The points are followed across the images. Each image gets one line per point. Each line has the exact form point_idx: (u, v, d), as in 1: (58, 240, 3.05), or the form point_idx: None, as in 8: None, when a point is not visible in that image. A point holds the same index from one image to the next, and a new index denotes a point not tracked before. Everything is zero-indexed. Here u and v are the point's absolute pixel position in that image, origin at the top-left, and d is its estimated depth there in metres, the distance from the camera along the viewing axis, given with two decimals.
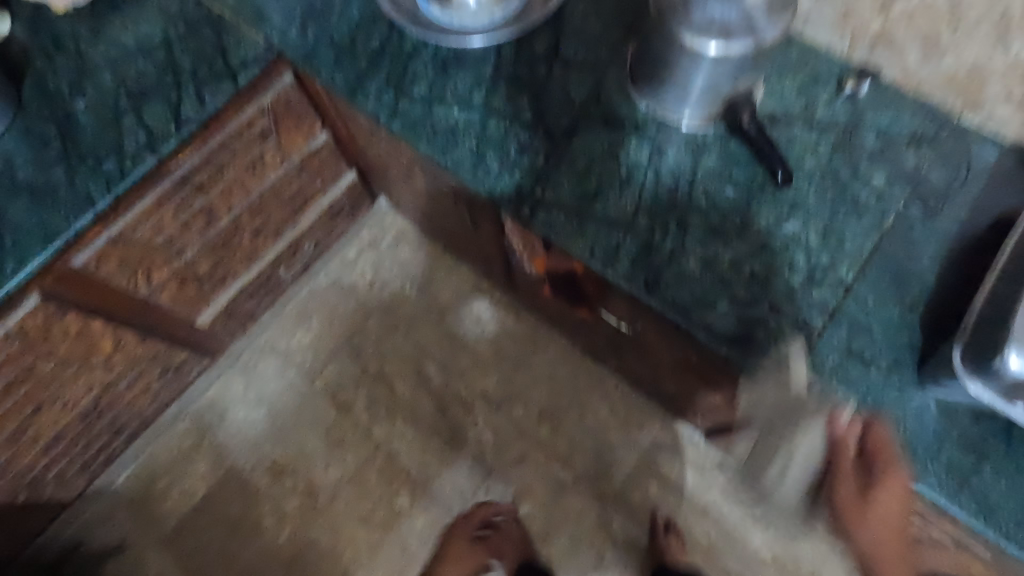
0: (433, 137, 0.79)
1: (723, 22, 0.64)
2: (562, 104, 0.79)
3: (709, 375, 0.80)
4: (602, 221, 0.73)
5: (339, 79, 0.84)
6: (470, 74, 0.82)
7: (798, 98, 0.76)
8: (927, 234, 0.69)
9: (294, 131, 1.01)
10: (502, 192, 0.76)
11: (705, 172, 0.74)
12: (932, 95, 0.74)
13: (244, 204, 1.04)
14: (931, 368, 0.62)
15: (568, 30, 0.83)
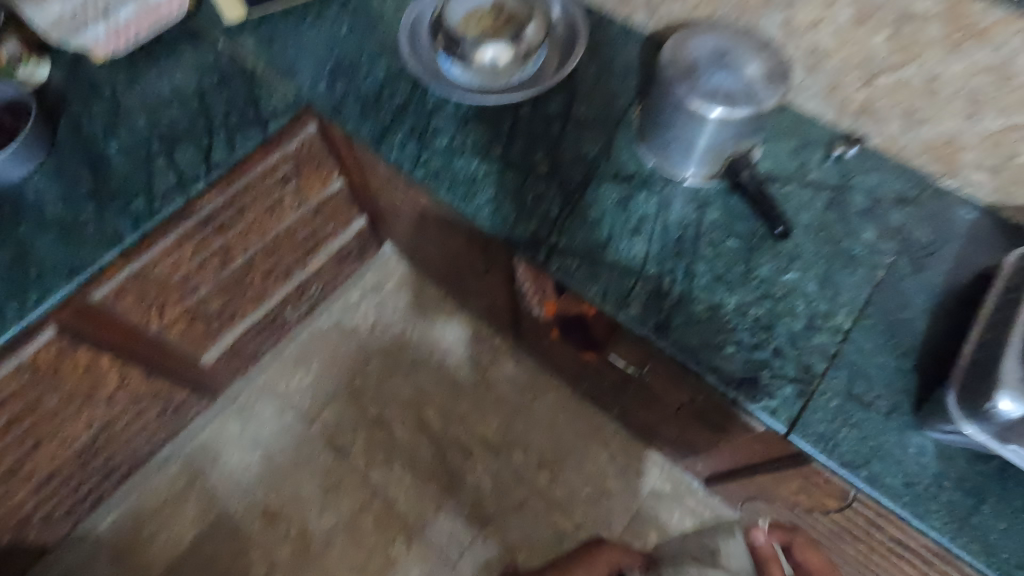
0: (453, 186, 0.84)
1: (726, 89, 0.71)
2: (575, 159, 0.85)
3: (713, 417, 0.82)
4: (614, 267, 0.77)
5: (365, 130, 0.89)
6: (489, 128, 0.88)
7: (793, 158, 0.84)
8: (916, 286, 0.74)
9: (314, 177, 1.06)
10: (518, 238, 0.80)
11: (710, 224, 0.79)
12: (913, 160, 0.81)
13: (260, 245, 1.06)
14: (928, 410, 0.66)
15: (580, 93, 0.90)
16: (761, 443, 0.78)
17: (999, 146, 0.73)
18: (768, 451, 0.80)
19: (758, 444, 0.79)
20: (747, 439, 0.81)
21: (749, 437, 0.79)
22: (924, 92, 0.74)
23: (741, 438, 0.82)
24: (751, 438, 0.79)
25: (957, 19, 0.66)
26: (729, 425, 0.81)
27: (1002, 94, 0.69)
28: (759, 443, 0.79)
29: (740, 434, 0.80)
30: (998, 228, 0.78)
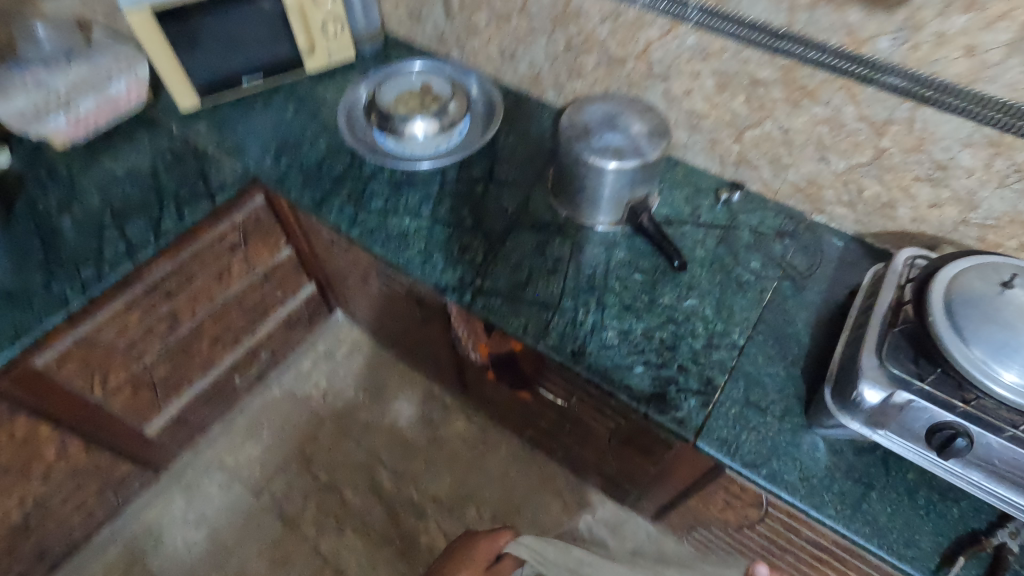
0: (387, 240, 0.92)
1: (616, 145, 0.84)
2: (497, 213, 0.95)
3: (640, 441, 0.88)
4: (533, 303, 0.85)
5: (306, 196, 0.98)
6: (420, 191, 0.98)
7: (686, 205, 0.96)
8: (799, 304, 0.85)
9: (262, 245, 1.13)
10: (446, 283, 0.88)
11: (617, 262, 0.89)
12: (786, 200, 0.95)
13: (208, 311, 1.11)
14: (814, 409, 0.73)
15: (500, 159, 1.02)
16: (683, 461, 0.83)
17: (848, 183, 0.86)
18: (691, 470, 0.85)
19: (682, 463, 0.84)
20: (671, 460, 0.86)
21: (672, 456, 0.84)
22: (782, 142, 0.88)
23: (667, 460, 0.87)
24: (675, 459, 0.84)
25: (792, 82, 0.81)
26: (653, 447, 0.86)
27: (840, 140, 0.83)
28: (682, 462, 0.84)
29: (664, 455, 0.85)
30: (863, 253, 0.90)
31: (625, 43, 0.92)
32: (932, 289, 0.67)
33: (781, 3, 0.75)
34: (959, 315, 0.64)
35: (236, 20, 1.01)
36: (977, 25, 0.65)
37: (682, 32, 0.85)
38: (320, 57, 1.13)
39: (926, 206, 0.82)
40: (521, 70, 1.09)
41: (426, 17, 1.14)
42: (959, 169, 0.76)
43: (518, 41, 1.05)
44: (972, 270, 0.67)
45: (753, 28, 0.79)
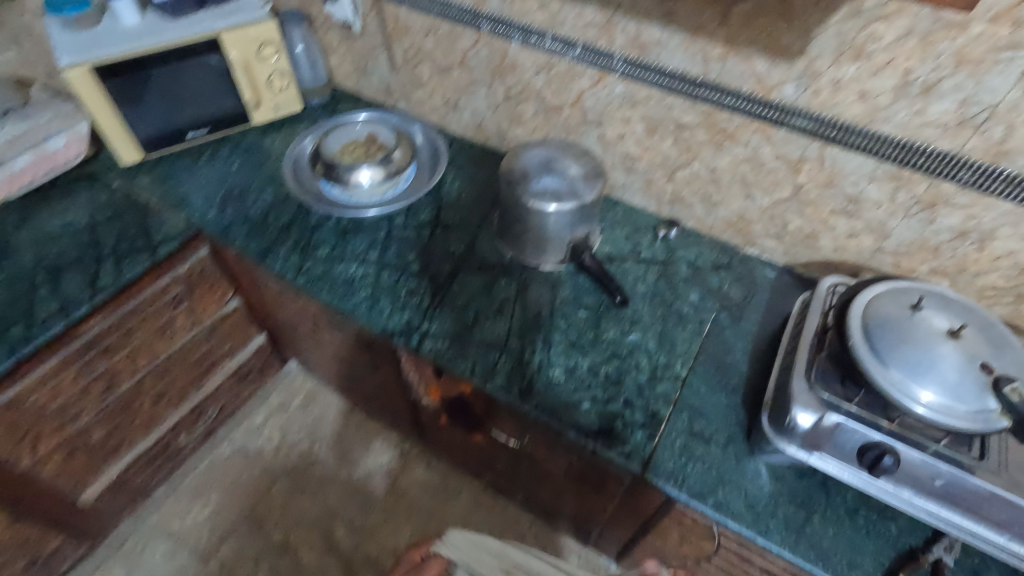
0: (333, 287, 0.92)
1: (553, 188, 0.87)
2: (444, 256, 0.97)
3: (596, 478, 0.87)
4: (480, 344, 0.85)
5: (251, 247, 0.98)
6: (367, 237, 0.99)
7: (627, 243, 1.00)
8: (736, 333, 0.88)
9: (207, 298, 1.11)
10: (393, 328, 0.88)
11: (562, 300, 0.91)
12: (720, 235, 0.99)
13: (150, 367, 1.07)
14: (755, 436, 0.75)
15: (446, 204, 1.04)
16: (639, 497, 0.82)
17: (774, 217, 0.92)
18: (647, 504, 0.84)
19: (637, 497, 0.84)
20: (626, 495, 0.85)
21: (626, 493, 0.84)
22: (710, 181, 0.93)
23: (623, 496, 0.86)
24: (631, 495, 0.84)
25: (713, 125, 0.86)
26: (607, 483, 0.85)
27: (762, 178, 0.88)
28: (638, 497, 0.83)
29: (622, 491, 0.85)
30: (794, 282, 0.95)
31: (560, 93, 0.97)
32: (851, 314, 0.71)
33: (695, 55, 0.81)
34: (875, 338, 0.68)
35: (178, 75, 1.02)
36: (866, 73, 0.71)
37: (610, 82, 0.91)
38: (266, 109, 1.15)
39: (845, 236, 0.87)
40: (465, 118, 1.13)
41: (372, 71, 1.18)
42: (869, 202, 0.82)
43: (461, 91, 1.09)
44: (885, 294, 0.72)
45: (673, 77, 0.85)
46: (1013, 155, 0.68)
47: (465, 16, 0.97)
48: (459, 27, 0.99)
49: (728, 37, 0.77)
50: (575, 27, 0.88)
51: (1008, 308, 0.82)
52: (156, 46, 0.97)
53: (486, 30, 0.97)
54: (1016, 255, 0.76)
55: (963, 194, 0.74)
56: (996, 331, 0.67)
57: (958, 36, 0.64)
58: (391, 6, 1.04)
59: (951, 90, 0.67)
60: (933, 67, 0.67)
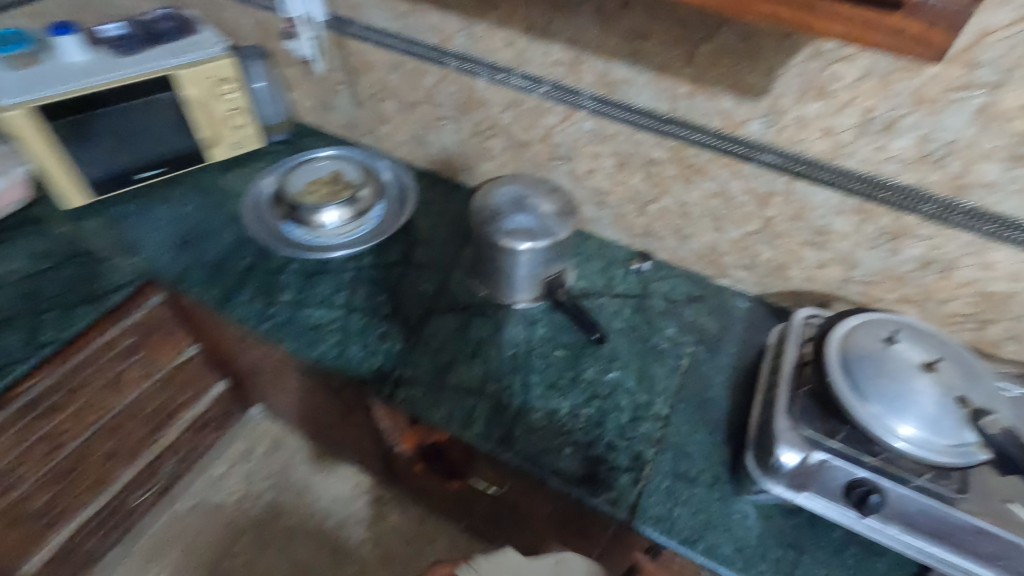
0: (299, 334, 0.88)
1: (526, 226, 0.86)
2: (415, 297, 0.94)
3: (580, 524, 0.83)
4: (456, 389, 0.82)
5: (209, 294, 0.92)
6: (334, 279, 0.95)
7: (601, 277, 0.99)
8: (714, 367, 0.87)
9: (161, 348, 1.04)
10: (365, 375, 0.83)
11: (539, 339, 0.89)
12: (692, 267, 1.00)
13: (98, 425, 1.00)
14: (741, 475, 0.74)
15: (416, 242, 1.02)
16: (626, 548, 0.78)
17: (745, 249, 0.93)
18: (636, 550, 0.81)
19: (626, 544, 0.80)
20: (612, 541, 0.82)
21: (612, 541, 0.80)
22: (681, 214, 0.94)
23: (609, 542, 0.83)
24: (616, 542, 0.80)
25: (682, 161, 0.87)
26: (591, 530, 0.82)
27: (732, 212, 0.89)
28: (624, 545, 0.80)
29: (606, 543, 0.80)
30: (767, 312, 0.96)
31: (529, 128, 0.96)
32: (828, 349, 0.71)
33: (662, 93, 0.81)
34: (853, 373, 0.68)
35: (128, 115, 0.97)
36: (829, 110, 0.72)
37: (579, 118, 0.90)
38: (224, 147, 1.11)
39: (814, 266, 0.89)
40: (432, 154, 1.11)
41: (336, 106, 1.15)
42: (836, 233, 0.83)
43: (428, 127, 1.07)
44: (859, 328, 0.72)
45: (641, 114, 0.85)
46: (971, 190, 0.71)
47: (430, 53, 0.96)
48: (424, 64, 0.98)
49: (694, 76, 0.78)
50: (542, 65, 0.87)
51: (973, 334, 0.84)
52: (105, 84, 0.92)
53: (452, 67, 0.95)
54: (978, 283, 0.78)
55: (926, 226, 0.76)
56: (968, 361, 0.68)
57: (915, 77, 0.66)
58: (354, 42, 1.02)
59: (910, 128, 0.69)
60: (892, 105, 0.69)
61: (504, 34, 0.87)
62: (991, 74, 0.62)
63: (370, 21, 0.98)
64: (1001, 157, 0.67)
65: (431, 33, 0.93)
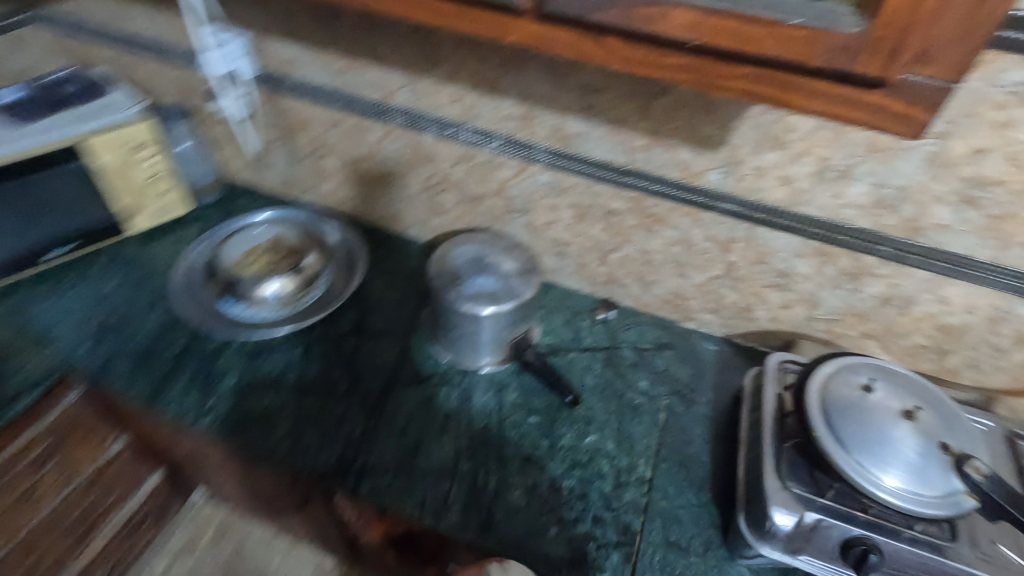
0: (245, 426, 0.78)
1: (488, 288, 0.81)
2: (373, 371, 0.86)
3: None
4: (427, 473, 0.75)
5: (137, 388, 0.82)
6: (281, 358, 0.87)
7: (567, 330, 0.96)
8: (692, 419, 0.85)
9: (79, 448, 0.90)
10: (323, 468, 0.75)
11: (510, 406, 0.84)
12: (658, 312, 0.98)
13: (7, 548, 0.84)
14: (733, 540, 0.71)
15: (368, 307, 0.95)
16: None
17: (709, 293, 0.91)
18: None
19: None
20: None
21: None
22: (644, 262, 0.92)
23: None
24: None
25: (642, 211, 0.85)
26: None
27: (695, 258, 0.88)
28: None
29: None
30: (736, 353, 0.95)
31: (482, 182, 0.92)
32: (808, 400, 0.70)
33: (619, 145, 0.80)
34: (837, 426, 0.66)
35: (33, 189, 0.85)
36: (786, 160, 0.72)
37: (534, 171, 0.87)
38: (147, 216, 1.01)
39: (778, 307, 0.89)
40: (380, 210, 1.05)
41: (271, 164, 1.08)
42: (798, 275, 0.83)
43: (373, 183, 1.01)
44: (835, 375, 0.71)
45: (599, 166, 0.83)
46: (926, 231, 0.72)
47: (373, 109, 0.91)
48: (367, 120, 0.92)
49: (650, 128, 0.76)
50: (492, 119, 0.84)
51: (934, 364, 0.86)
52: (9, 155, 0.82)
53: (396, 122, 0.91)
54: (935, 317, 0.80)
55: (884, 265, 0.77)
56: (940, 403, 0.68)
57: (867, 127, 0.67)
58: (288, 99, 0.96)
59: (865, 175, 0.70)
60: (847, 154, 0.69)
61: (451, 89, 0.83)
62: (938, 124, 0.64)
63: (304, 78, 0.92)
64: (952, 201, 0.68)
65: (372, 89, 0.88)
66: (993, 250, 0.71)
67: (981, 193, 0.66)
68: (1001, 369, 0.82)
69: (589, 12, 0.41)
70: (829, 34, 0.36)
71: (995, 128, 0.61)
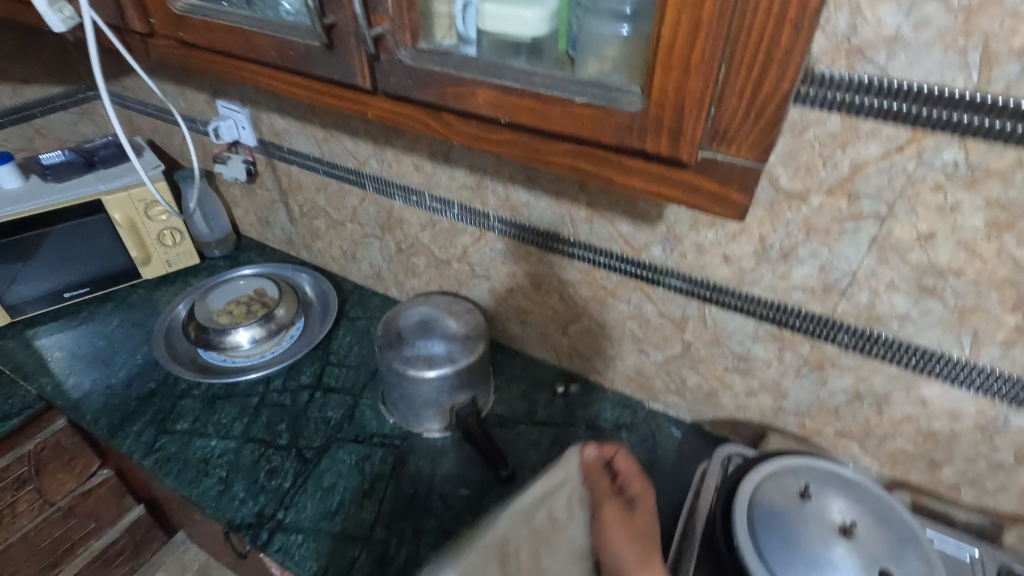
0: (183, 469, 0.81)
1: (429, 353, 0.81)
2: (318, 426, 0.88)
3: (607, 491, 0.67)
4: (340, 536, 0.74)
5: (102, 422, 0.87)
6: (237, 405, 0.91)
7: (523, 401, 0.94)
8: None
9: (61, 475, 0.98)
10: (241, 520, 0.75)
11: (442, 476, 0.81)
12: (623, 389, 0.92)
13: None
14: None
15: (332, 362, 0.98)
16: (624, 575, 0.60)
17: (671, 373, 0.85)
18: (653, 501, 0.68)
19: (642, 514, 0.65)
20: (638, 512, 0.65)
21: (630, 517, 0.65)
22: (603, 335, 0.88)
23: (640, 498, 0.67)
24: (628, 519, 0.64)
25: (594, 283, 0.83)
26: (610, 507, 0.65)
27: (651, 335, 0.83)
28: (642, 526, 0.64)
29: (613, 529, 0.63)
30: (701, 442, 0.86)
31: (447, 248, 0.95)
32: (736, 500, 0.62)
33: (564, 217, 0.79)
34: (761, 535, 0.58)
35: (71, 233, 1.00)
36: (724, 238, 0.69)
37: (491, 239, 0.88)
38: (157, 265, 1.11)
39: (743, 394, 0.80)
40: (364, 269, 1.09)
41: (274, 223, 1.16)
42: (758, 361, 0.76)
43: (356, 244, 1.06)
44: (772, 476, 0.64)
45: (548, 236, 0.83)
46: (886, 321, 0.64)
47: (351, 176, 0.97)
48: (346, 185, 0.98)
49: (589, 202, 0.76)
50: (450, 188, 0.87)
51: (926, 476, 0.72)
52: (50, 207, 0.96)
53: (370, 188, 0.96)
54: (916, 420, 0.69)
55: (847, 356, 0.69)
56: (892, 522, 0.59)
57: (803, 206, 0.62)
58: (284, 165, 1.04)
59: (808, 257, 0.64)
60: (786, 234, 0.64)
61: (413, 159, 0.87)
62: (877, 206, 0.58)
63: (294, 146, 1.00)
64: (908, 289, 0.61)
65: (348, 158, 0.95)
66: (966, 347, 0.61)
67: (938, 282, 0.59)
68: (1005, 489, 0.68)
69: (410, 90, 0.43)
70: (612, 112, 0.37)
71: (938, 212, 0.55)
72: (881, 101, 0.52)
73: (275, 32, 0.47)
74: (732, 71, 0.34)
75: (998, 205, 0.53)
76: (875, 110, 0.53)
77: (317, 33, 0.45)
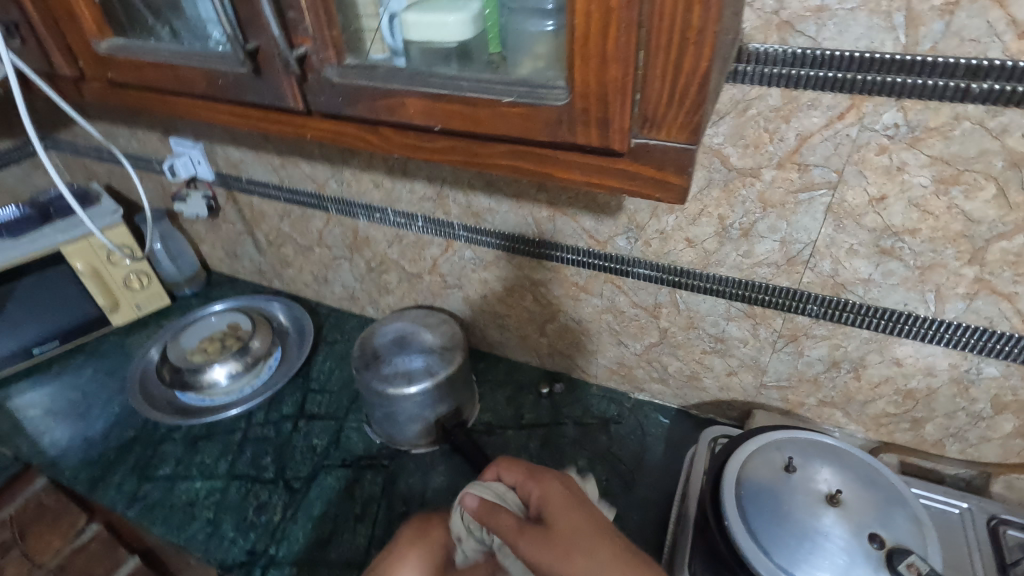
0: (170, 514, 0.80)
1: (406, 368, 0.80)
2: (304, 454, 0.87)
3: (514, 522, 0.51)
4: (334, 566, 0.73)
5: (82, 477, 0.85)
6: (219, 444, 0.89)
7: (508, 406, 0.93)
8: (630, 504, 0.78)
9: None
10: (232, 560, 0.74)
11: (434, 490, 0.81)
12: (607, 382, 0.92)
13: None
14: None
15: (313, 389, 0.97)
16: None
17: (652, 362, 0.85)
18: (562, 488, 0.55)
19: (575, 535, 0.49)
20: (567, 534, 0.49)
21: (549, 539, 0.49)
22: (581, 331, 0.88)
23: (557, 517, 0.51)
24: (550, 536, 0.49)
25: (565, 280, 0.83)
26: (522, 537, 0.50)
27: (627, 326, 0.83)
28: (567, 535, 0.49)
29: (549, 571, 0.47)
30: (689, 427, 0.86)
31: (416, 261, 0.94)
32: (723, 480, 0.62)
33: (526, 218, 0.79)
34: (751, 513, 0.58)
35: (34, 288, 0.98)
36: (685, 222, 0.69)
37: (458, 248, 0.88)
38: (126, 310, 1.09)
39: (725, 374, 0.80)
40: (337, 291, 1.08)
41: (242, 255, 1.15)
42: (734, 340, 0.76)
43: (326, 267, 1.05)
44: (757, 453, 0.64)
45: (512, 239, 0.83)
46: (851, 287, 0.65)
47: (312, 200, 0.96)
48: (308, 209, 0.97)
49: (549, 200, 0.76)
50: (411, 201, 0.87)
51: (912, 436, 0.73)
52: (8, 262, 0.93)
53: (333, 210, 0.95)
54: (894, 381, 0.69)
55: (818, 326, 0.69)
56: (879, 485, 0.59)
57: (756, 182, 0.62)
58: (244, 196, 1.03)
59: (768, 232, 0.65)
60: (744, 211, 0.65)
61: (370, 176, 0.87)
62: (826, 174, 0.58)
63: (252, 176, 0.99)
64: (867, 252, 0.62)
65: (307, 182, 0.94)
66: (930, 304, 0.62)
67: (895, 243, 0.60)
68: (988, 439, 0.68)
69: (342, 107, 0.43)
70: (541, 109, 0.37)
71: (886, 173, 0.56)
72: (818, 72, 0.53)
73: (201, 62, 0.47)
74: (650, 56, 0.34)
75: (941, 161, 0.53)
76: (813, 80, 0.53)
77: (241, 60, 0.44)
